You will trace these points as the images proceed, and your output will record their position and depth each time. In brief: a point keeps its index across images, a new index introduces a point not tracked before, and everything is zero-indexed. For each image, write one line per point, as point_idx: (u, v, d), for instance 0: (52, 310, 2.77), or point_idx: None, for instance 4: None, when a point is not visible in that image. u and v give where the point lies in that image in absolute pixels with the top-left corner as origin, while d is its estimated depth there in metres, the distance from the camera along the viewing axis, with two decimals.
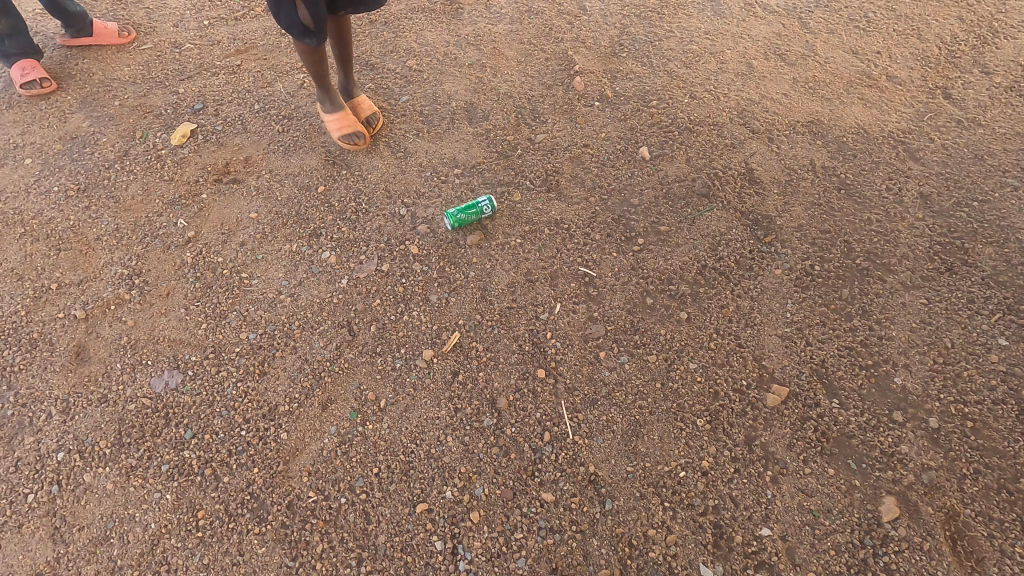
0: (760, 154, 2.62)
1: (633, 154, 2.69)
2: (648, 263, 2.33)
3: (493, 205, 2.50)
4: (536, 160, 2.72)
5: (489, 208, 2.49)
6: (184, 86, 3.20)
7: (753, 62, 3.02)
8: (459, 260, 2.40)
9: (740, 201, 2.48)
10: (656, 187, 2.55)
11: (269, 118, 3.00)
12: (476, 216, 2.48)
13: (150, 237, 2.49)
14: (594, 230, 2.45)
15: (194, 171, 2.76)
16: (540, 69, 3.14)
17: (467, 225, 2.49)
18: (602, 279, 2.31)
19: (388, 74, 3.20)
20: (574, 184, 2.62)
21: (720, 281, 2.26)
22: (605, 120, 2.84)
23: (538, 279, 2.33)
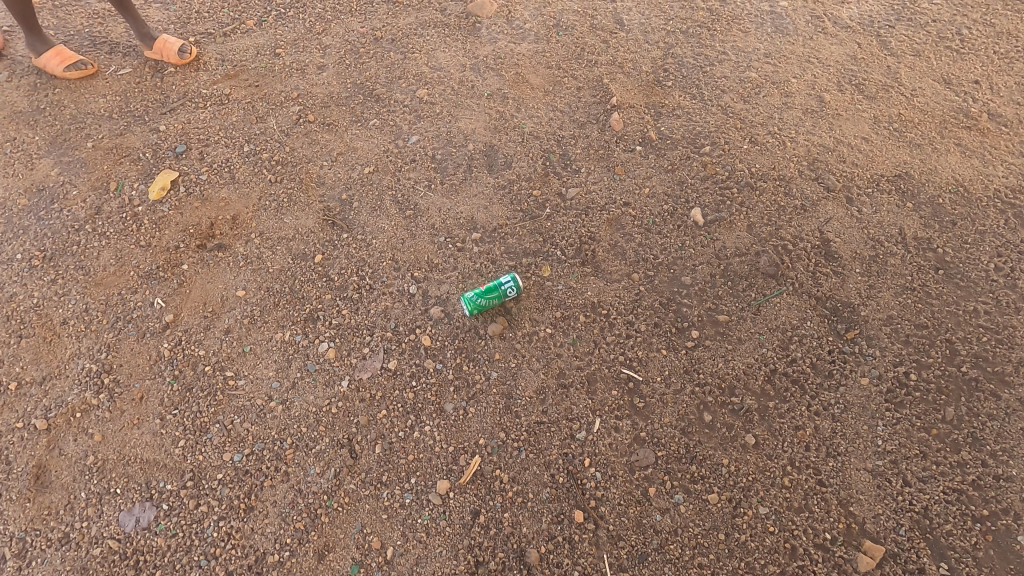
0: (837, 220, 2.20)
1: (684, 217, 2.27)
2: (705, 366, 1.95)
3: (517, 285, 2.11)
4: (569, 223, 2.32)
5: (515, 290, 2.11)
6: (165, 121, 2.82)
7: (824, 94, 2.55)
8: (480, 356, 2.04)
9: (815, 284, 2.07)
10: (712, 263, 2.15)
11: (260, 164, 2.62)
12: (498, 299, 2.10)
13: (123, 322, 2.16)
14: (639, 318, 2.07)
15: (174, 233, 2.40)
16: (572, 101, 2.70)
17: (488, 309, 2.11)
18: (650, 386, 1.94)
19: (395, 106, 2.78)
20: (613, 255, 2.22)
21: (793, 392, 1.88)
22: (649, 170, 2.42)
23: (572, 384, 1.96)
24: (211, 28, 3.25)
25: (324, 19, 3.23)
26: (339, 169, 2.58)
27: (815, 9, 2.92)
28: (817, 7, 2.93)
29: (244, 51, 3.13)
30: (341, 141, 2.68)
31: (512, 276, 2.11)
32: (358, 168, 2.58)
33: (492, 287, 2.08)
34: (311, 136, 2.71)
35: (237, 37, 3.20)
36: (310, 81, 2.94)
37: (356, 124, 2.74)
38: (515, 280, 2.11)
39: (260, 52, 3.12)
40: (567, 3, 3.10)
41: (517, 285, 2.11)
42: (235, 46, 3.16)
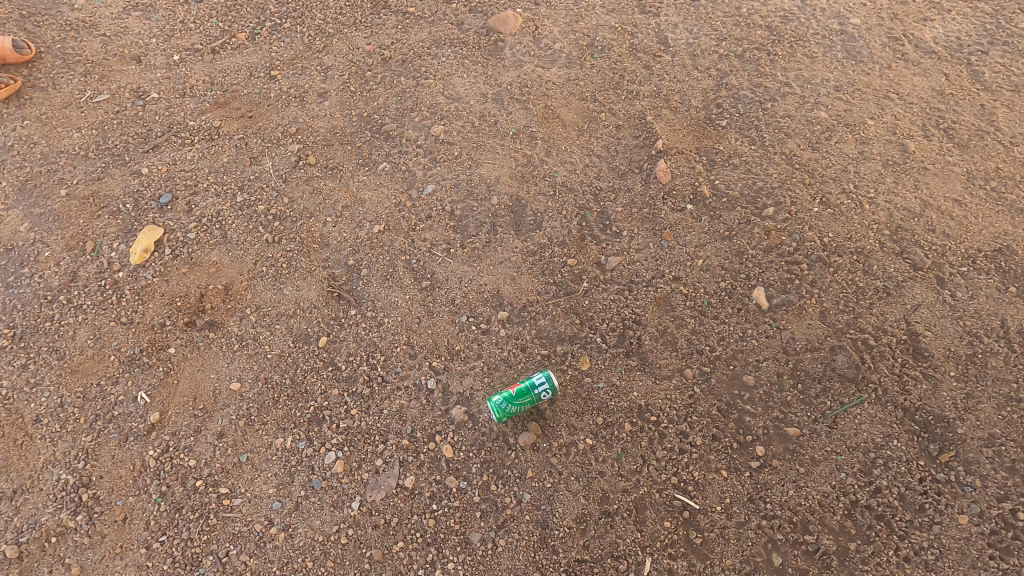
0: (927, 307, 1.88)
1: (744, 299, 1.96)
2: (773, 493, 1.68)
3: (553, 387, 1.82)
4: (610, 301, 2.01)
5: (549, 390, 1.81)
6: (148, 161, 2.49)
7: (908, 141, 2.19)
8: (509, 472, 1.78)
9: (902, 390, 1.77)
10: (779, 359, 1.85)
11: (255, 218, 2.31)
12: (530, 403, 1.81)
13: (103, 422, 1.91)
14: (694, 428, 1.79)
15: (160, 307, 2.12)
16: (610, 143, 2.34)
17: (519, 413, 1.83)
18: (709, 517, 1.67)
19: (407, 145, 2.44)
20: (662, 345, 1.92)
21: (879, 531, 1.61)
22: (702, 236, 2.09)
23: (617, 512, 1.69)
24: (198, 42, 2.87)
25: (326, 33, 2.85)
26: (345, 227, 2.27)
27: (892, 28, 2.52)
28: (895, 25, 2.53)
29: (235, 72, 2.76)
30: (346, 191, 2.35)
31: (545, 373, 1.82)
32: (366, 225, 2.26)
33: (522, 388, 1.79)
34: (312, 183, 2.39)
35: (227, 54, 2.83)
36: (310, 112, 2.59)
37: (363, 168, 2.41)
38: (549, 377, 1.81)
39: (253, 73, 2.75)
40: (603, 17, 2.70)
41: (551, 384, 1.81)
42: (226, 66, 2.79)
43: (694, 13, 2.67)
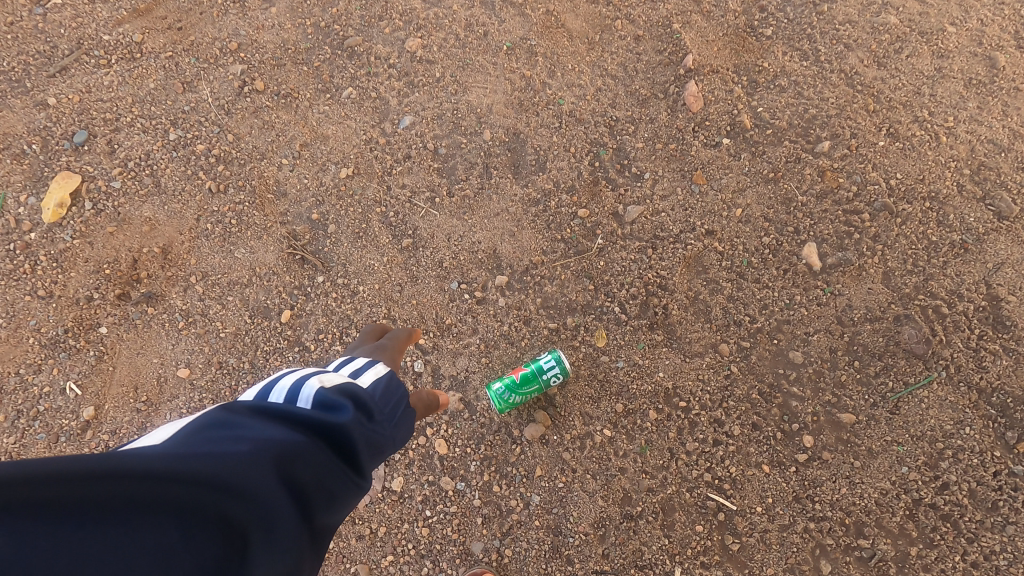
0: (1012, 265, 1.56)
1: (792, 257, 1.63)
2: (822, 491, 1.44)
3: (563, 372, 1.50)
4: (629, 262, 1.68)
5: (558, 372, 1.50)
6: (54, 88, 2.00)
7: (998, 53, 1.76)
8: (514, 470, 1.52)
9: (977, 368, 1.49)
10: (832, 332, 1.55)
11: (194, 161, 1.88)
12: (535, 388, 1.50)
13: (27, 420, 1.61)
14: (730, 416, 1.52)
15: (83, 277, 1.74)
16: (628, 60, 1.89)
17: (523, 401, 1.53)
18: (747, 518, 1.44)
19: (377, 65, 1.96)
20: (692, 315, 1.61)
21: (944, 534, 1.39)
22: (741, 179, 1.72)
23: (641, 515, 1.46)
24: None
25: None
26: (304, 172, 1.86)
27: None
28: None
29: None
30: (304, 125, 1.92)
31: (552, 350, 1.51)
32: (331, 168, 1.86)
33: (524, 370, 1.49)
34: (261, 115, 1.94)
35: None
36: (252, 21, 2.06)
37: (324, 96, 1.95)
38: (557, 356, 1.50)
39: None
40: None
41: (560, 365, 1.50)
42: None
43: None
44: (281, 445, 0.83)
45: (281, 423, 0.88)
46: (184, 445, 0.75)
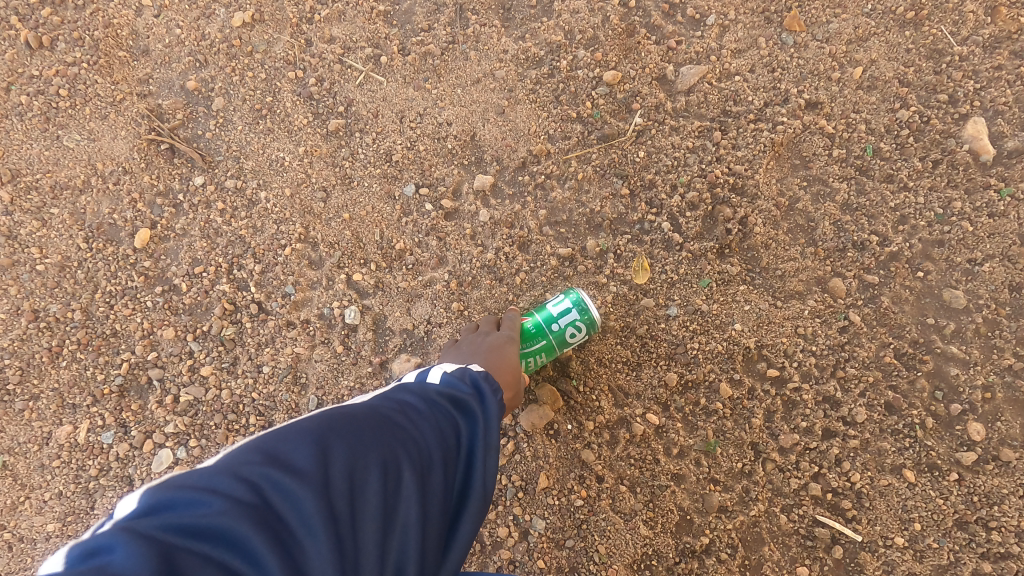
0: None
1: (945, 143, 1.02)
2: (1003, 513, 0.89)
3: (587, 320, 0.91)
4: (684, 153, 1.07)
5: (577, 320, 0.91)
6: None
7: None
8: (504, 479, 0.95)
9: None
10: (1014, 260, 0.97)
11: None
12: (544, 350, 0.91)
13: None
14: (850, 394, 0.95)
15: None
16: None
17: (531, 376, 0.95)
18: (879, 556, 0.89)
19: None
20: (786, 234, 1.02)
21: None
22: (861, 22, 1.09)
23: (708, 551, 0.91)
24: None
25: None
26: (175, 18, 1.18)
27: None
28: None
29: None
30: None
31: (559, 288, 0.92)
32: (218, 10, 1.19)
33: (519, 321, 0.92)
34: None
35: None
36: None
37: None
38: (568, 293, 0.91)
39: None
40: None
41: (579, 307, 0.91)
42: None
43: None
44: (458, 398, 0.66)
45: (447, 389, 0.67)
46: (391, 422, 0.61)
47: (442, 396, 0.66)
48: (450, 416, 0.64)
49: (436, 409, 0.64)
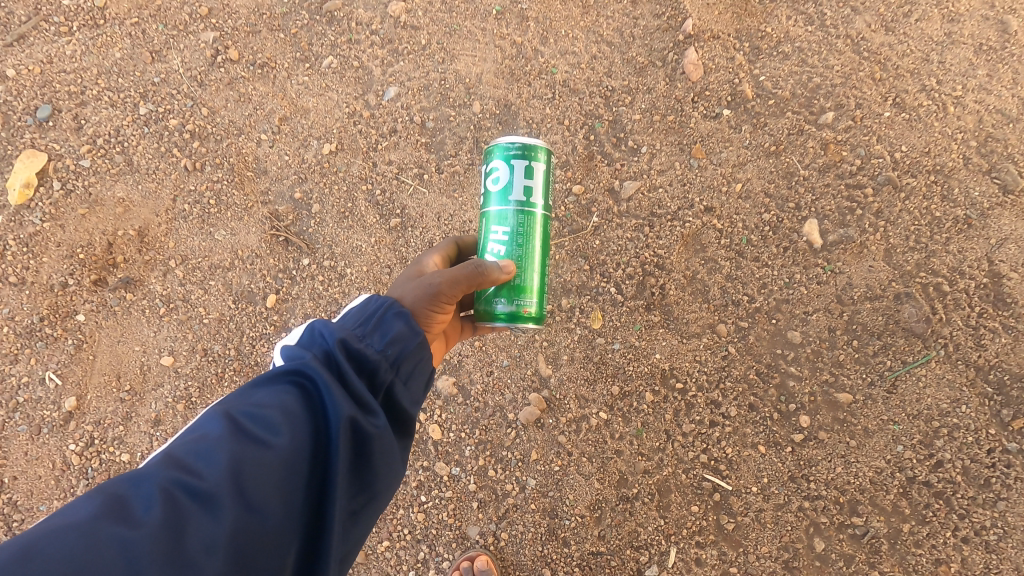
0: (1015, 242, 1.52)
1: (792, 235, 1.58)
2: (818, 471, 1.44)
3: (500, 152, 1.12)
4: (625, 240, 1.61)
5: (503, 150, 1.12)
6: (17, 62, 1.88)
7: (1010, 17, 1.68)
8: (510, 454, 1.50)
9: (976, 346, 1.47)
10: (832, 311, 1.52)
11: (168, 138, 1.79)
12: (506, 207, 1.11)
13: (7, 411, 1.55)
14: (727, 398, 1.50)
15: (57, 263, 1.67)
16: (624, 25, 1.78)
17: (530, 246, 1.12)
18: (742, 499, 1.44)
19: (359, 32, 1.85)
20: (690, 295, 1.56)
21: (936, 511, 1.40)
22: (742, 153, 1.65)
23: (637, 497, 1.46)
24: None
25: None
26: (286, 150, 1.77)
27: None
28: None
29: None
30: (283, 98, 1.81)
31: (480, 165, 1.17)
32: (313, 143, 1.77)
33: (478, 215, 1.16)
34: (237, 87, 1.83)
35: None
36: None
37: (303, 66, 1.84)
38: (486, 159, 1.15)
39: None
40: None
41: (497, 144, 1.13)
42: None
43: None
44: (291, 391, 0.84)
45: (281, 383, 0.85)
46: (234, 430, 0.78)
47: (288, 382, 0.84)
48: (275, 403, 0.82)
49: (279, 391, 0.83)
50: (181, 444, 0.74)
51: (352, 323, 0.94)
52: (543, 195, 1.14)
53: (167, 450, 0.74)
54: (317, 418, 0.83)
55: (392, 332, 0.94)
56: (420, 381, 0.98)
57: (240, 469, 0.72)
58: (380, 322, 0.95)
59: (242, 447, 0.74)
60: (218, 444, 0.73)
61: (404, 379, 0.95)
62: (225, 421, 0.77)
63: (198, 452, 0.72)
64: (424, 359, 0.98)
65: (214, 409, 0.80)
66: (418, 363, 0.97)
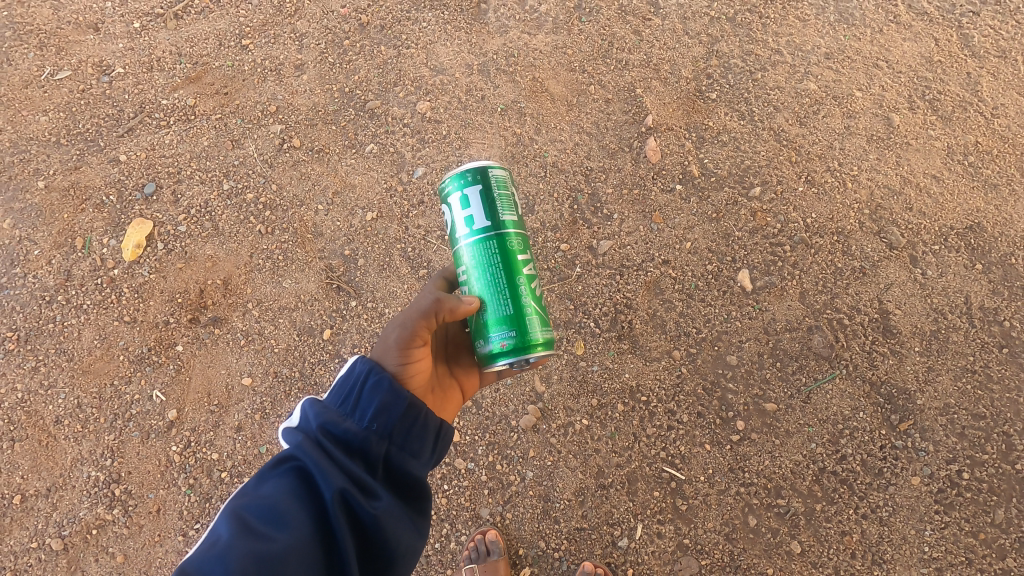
0: (899, 286, 2.00)
1: (730, 281, 2.05)
2: (751, 463, 1.87)
3: (450, 193, 1.42)
4: (602, 286, 2.08)
5: (465, 188, 1.40)
6: (125, 148, 2.39)
7: (893, 115, 2.21)
8: (513, 452, 1.94)
9: (870, 366, 1.93)
10: (761, 340, 1.98)
11: (245, 208, 2.29)
12: (477, 240, 1.38)
13: (123, 420, 2.01)
14: (681, 407, 1.94)
15: (161, 306, 2.15)
16: (600, 119, 2.29)
17: (501, 272, 1.37)
18: (693, 485, 1.87)
19: (394, 125, 2.38)
20: (652, 328, 2.02)
21: (841, 493, 1.83)
22: (691, 218, 2.14)
23: (612, 485, 1.88)
24: (158, 6, 2.65)
25: None
26: (337, 217, 2.27)
27: None
28: None
29: (205, 45, 2.57)
30: (335, 176, 2.32)
31: (443, 203, 1.45)
32: (359, 211, 2.27)
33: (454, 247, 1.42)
34: (299, 168, 2.34)
35: (191, 19, 2.63)
36: (289, 88, 2.47)
37: (350, 150, 2.36)
38: (448, 197, 1.43)
39: (221, 41, 2.57)
40: None
41: (456, 184, 1.41)
42: (194, 39, 2.58)
43: None
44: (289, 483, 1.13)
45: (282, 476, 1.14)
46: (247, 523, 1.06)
47: (288, 476, 1.13)
48: (278, 494, 1.10)
49: (283, 479, 1.13)
50: (208, 544, 1.02)
51: (340, 401, 1.25)
52: (508, 221, 1.40)
53: (200, 547, 1.03)
54: (318, 499, 1.12)
55: (372, 406, 1.23)
56: (413, 439, 1.26)
57: (251, 556, 1.00)
58: (361, 396, 1.25)
59: (251, 537, 1.03)
60: (230, 539, 1.01)
61: (398, 440, 1.24)
62: (238, 520, 1.06)
63: (216, 550, 1.00)
64: (413, 418, 1.27)
65: (235, 501, 1.10)
66: (410, 425, 1.26)
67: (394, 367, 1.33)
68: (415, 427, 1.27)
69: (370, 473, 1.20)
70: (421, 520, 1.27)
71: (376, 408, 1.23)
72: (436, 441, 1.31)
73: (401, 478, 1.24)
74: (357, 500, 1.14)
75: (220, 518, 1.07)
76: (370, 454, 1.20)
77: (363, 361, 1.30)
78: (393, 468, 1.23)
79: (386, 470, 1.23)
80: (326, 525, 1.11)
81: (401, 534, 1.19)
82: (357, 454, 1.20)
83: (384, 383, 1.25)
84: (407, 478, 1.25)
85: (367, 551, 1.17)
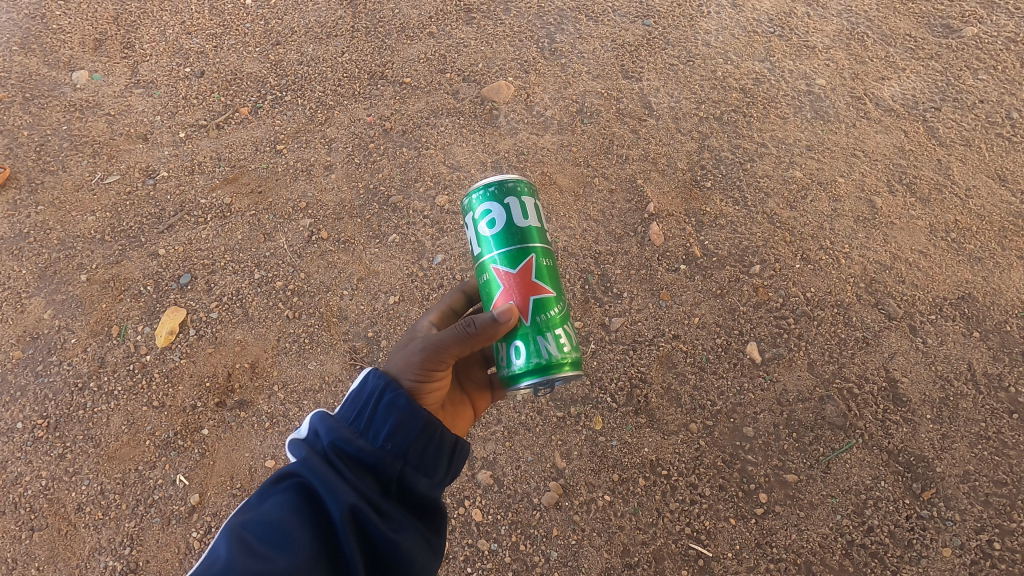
0: (902, 354, 2.08)
1: (739, 353, 2.13)
2: (777, 537, 1.85)
3: (514, 192, 1.51)
4: (616, 360, 2.16)
5: (529, 199, 1.53)
6: (165, 243, 2.57)
7: (875, 198, 2.41)
8: (536, 530, 1.92)
9: (886, 434, 1.96)
10: (775, 410, 2.03)
11: (274, 295, 2.42)
12: (538, 244, 1.50)
13: (145, 506, 2.02)
14: (702, 480, 1.95)
15: (189, 389, 2.22)
16: (605, 207, 2.49)
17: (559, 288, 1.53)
18: (721, 563, 1.83)
19: (415, 217, 2.57)
20: (667, 401, 2.08)
21: (873, 567, 1.79)
22: (697, 295, 2.26)
23: (638, 563, 1.85)
24: (202, 118, 2.95)
25: (326, 106, 2.95)
26: (361, 301, 2.40)
27: (854, 87, 2.75)
28: (856, 85, 2.75)
29: (242, 149, 2.84)
30: (360, 264, 2.48)
31: (505, 200, 1.50)
32: (382, 296, 2.40)
33: (526, 246, 1.48)
34: (326, 257, 2.50)
35: (231, 129, 2.92)
36: (319, 186, 2.70)
37: (374, 241, 2.53)
38: (526, 200, 1.52)
39: (258, 147, 2.84)
40: (589, 83, 2.85)
41: (515, 190, 1.52)
42: (233, 144, 2.86)
43: (673, 76, 2.84)
44: (289, 502, 1.17)
45: (281, 494, 1.18)
46: (245, 543, 1.09)
47: (290, 496, 1.18)
48: (277, 516, 1.14)
49: (286, 497, 1.17)
50: (205, 566, 1.05)
51: (353, 417, 1.32)
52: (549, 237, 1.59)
53: (200, 564, 1.06)
54: (324, 519, 1.17)
55: (387, 424, 1.30)
56: (429, 458, 1.33)
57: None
58: (375, 414, 1.32)
59: (252, 556, 1.07)
60: (229, 559, 1.04)
61: (413, 458, 1.31)
62: (238, 541, 1.09)
63: (214, 568, 1.04)
64: (425, 436, 1.33)
65: (236, 519, 1.14)
66: (425, 445, 1.33)
67: (411, 382, 1.42)
68: (431, 446, 1.34)
69: (382, 492, 1.26)
70: (435, 539, 1.33)
71: (391, 428, 1.30)
72: (452, 459, 1.38)
73: (414, 498, 1.30)
74: (368, 516, 1.19)
75: (220, 536, 1.10)
76: (383, 474, 1.26)
77: (377, 375, 1.37)
78: (408, 488, 1.29)
79: (401, 488, 1.29)
80: (332, 543, 1.16)
81: (406, 556, 1.24)
82: (370, 473, 1.26)
83: (399, 402, 1.33)
84: (419, 498, 1.31)
85: (375, 568, 1.23)
